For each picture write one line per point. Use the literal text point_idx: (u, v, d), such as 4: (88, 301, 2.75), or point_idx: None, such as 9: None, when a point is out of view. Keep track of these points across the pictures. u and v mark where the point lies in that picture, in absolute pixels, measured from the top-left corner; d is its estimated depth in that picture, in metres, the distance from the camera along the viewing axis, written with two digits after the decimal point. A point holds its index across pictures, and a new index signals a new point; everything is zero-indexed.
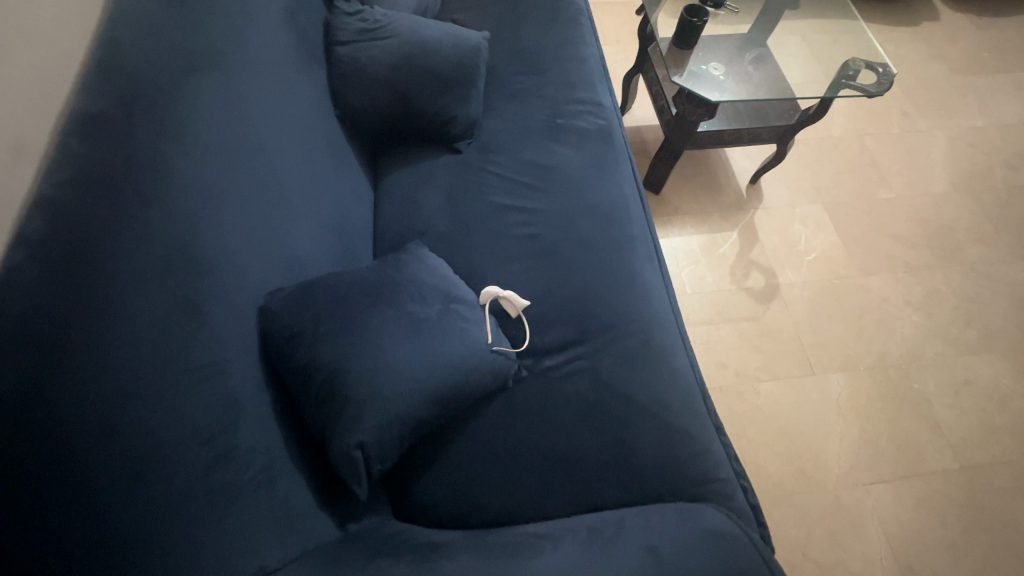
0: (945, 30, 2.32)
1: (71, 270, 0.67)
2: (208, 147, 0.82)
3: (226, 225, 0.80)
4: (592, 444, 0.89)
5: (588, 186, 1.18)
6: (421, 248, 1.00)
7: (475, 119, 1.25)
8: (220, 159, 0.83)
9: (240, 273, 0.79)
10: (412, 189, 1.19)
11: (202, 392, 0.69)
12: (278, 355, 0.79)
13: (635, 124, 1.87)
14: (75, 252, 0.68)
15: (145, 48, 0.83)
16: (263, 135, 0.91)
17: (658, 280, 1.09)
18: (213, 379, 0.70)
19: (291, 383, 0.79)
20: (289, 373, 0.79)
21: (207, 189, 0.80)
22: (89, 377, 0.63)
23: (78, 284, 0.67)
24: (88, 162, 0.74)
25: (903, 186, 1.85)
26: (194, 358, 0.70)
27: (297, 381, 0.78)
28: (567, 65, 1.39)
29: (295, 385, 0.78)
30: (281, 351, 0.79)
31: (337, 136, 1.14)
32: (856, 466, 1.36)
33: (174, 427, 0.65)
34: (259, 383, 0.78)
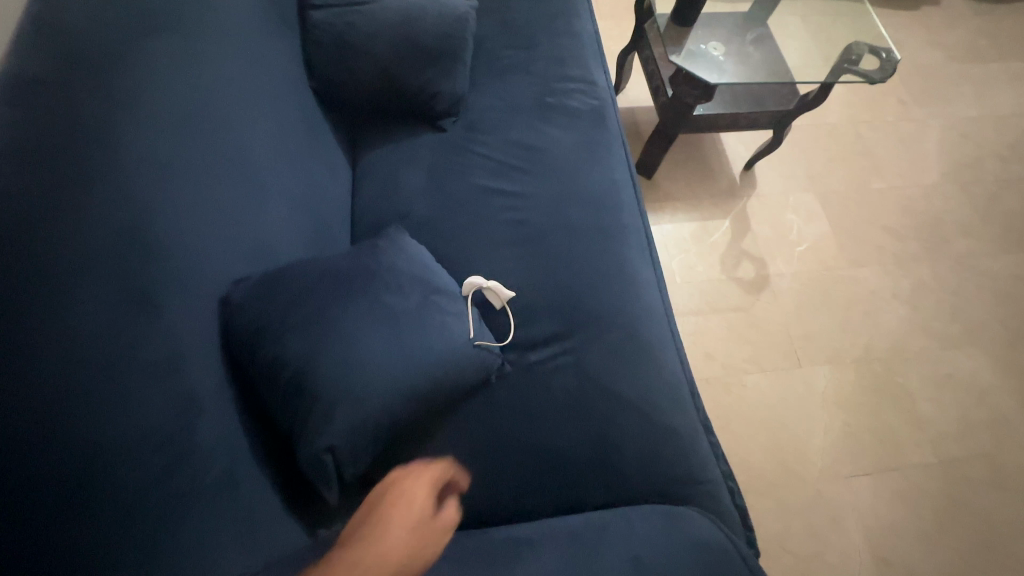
0: (945, 16, 2.27)
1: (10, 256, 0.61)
2: (164, 118, 0.74)
3: (186, 205, 0.73)
4: (576, 442, 0.85)
5: (579, 170, 1.12)
6: (401, 233, 0.94)
7: (461, 94, 1.17)
8: (179, 132, 0.75)
9: (200, 258, 0.72)
10: (392, 168, 1.12)
11: (156, 389, 0.63)
12: (241, 350, 0.73)
13: (629, 105, 1.80)
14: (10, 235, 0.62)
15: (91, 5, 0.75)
16: (227, 106, 0.83)
17: (649, 272, 1.04)
18: (171, 375, 0.64)
19: (255, 380, 0.73)
20: (253, 370, 0.73)
21: (161, 162, 0.72)
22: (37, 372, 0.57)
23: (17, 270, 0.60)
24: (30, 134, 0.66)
25: (895, 176, 1.83)
26: (148, 351, 0.63)
27: (261, 378, 0.72)
28: (559, 39, 1.31)
29: (259, 382, 0.73)
30: (244, 346, 0.73)
31: (310, 109, 1.06)
32: (838, 460, 1.37)
33: (127, 427, 0.60)
34: (220, 378, 0.72)
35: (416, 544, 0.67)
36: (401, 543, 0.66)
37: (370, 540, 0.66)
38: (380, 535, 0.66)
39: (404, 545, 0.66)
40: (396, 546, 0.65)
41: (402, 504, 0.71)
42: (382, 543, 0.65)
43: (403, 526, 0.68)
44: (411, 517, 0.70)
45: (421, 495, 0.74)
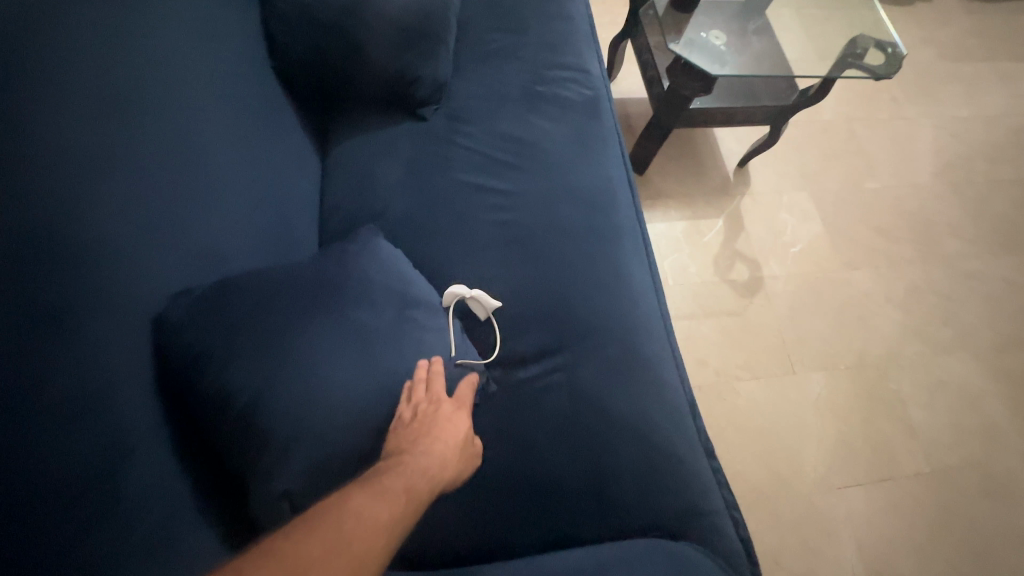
0: (936, 13, 2.24)
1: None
2: (86, 99, 0.62)
3: (113, 204, 0.61)
4: (569, 471, 0.77)
5: (572, 167, 1.03)
6: (376, 237, 0.84)
7: (443, 82, 1.06)
8: (104, 116, 0.63)
9: (130, 271, 0.61)
10: (367, 161, 1.01)
11: (72, 430, 0.51)
12: (179, 380, 0.62)
13: (620, 96, 1.71)
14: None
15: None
16: (168, 91, 0.72)
17: (648, 280, 0.97)
18: (92, 412, 0.53)
19: (196, 414, 0.62)
20: (195, 401, 0.62)
21: (83, 153, 0.60)
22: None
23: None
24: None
25: (888, 176, 1.79)
26: (63, 384, 0.52)
27: (204, 412, 0.61)
28: (550, 23, 1.21)
29: (203, 416, 0.62)
30: (182, 374, 0.62)
31: (272, 93, 0.94)
32: (831, 470, 1.33)
33: (30, 481, 0.48)
34: (156, 411, 0.60)
35: (460, 467, 0.67)
36: (451, 465, 0.65)
37: (428, 457, 0.62)
38: (437, 454, 0.63)
39: (452, 468, 0.65)
40: (448, 468, 0.64)
41: (450, 424, 0.68)
42: (439, 463, 0.63)
43: (454, 447, 0.66)
44: (460, 440, 0.67)
45: (463, 418, 0.70)
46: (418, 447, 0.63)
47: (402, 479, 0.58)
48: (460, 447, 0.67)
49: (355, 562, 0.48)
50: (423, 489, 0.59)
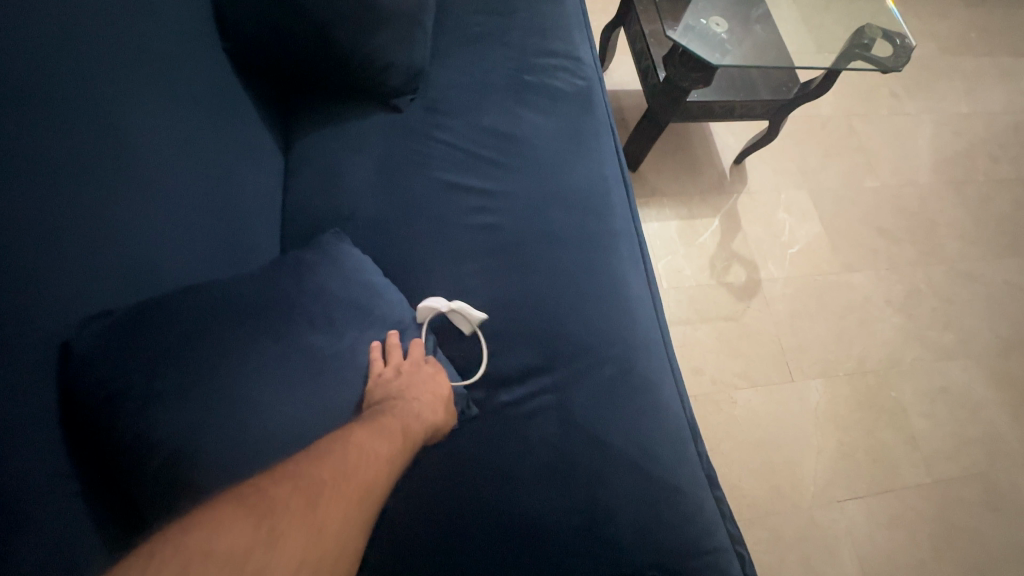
0: (936, 6, 2.18)
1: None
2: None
3: (8, 210, 0.49)
4: (561, 508, 0.69)
5: (562, 165, 0.94)
6: (341, 242, 0.75)
7: (420, 68, 0.97)
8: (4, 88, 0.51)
9: (26, 292, 0.49)
10: (334, 158, 0.91)
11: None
12: (93, 422, 0.52)
13: (613, 88, 1.62)
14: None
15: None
16: (91, 68, 0.60)
17: (644, 289, 0.89)
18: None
19: (112, 462, 0.52)
20: (111, 449, 0.52)
21: None
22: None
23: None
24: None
25: (889, 174, 1.73)
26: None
27: (121, 460, 0.51)
28: (539, 6, 1.12)
29: (122, 467, 0.51)
30: (96, 416, 0.52)
31: (223, 79, 0.83)
32: (832, 483, 1.27)
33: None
34: (59, 463, 0.49)
35: (446, 416, 0.67)
36: (439, 417, 0.66)
37: (419, 403, 0.63)
38: (426, 402, 0.64)
39: (440, 418, 0.66)
40: (437, 413, 0.65)
41: (437, 377, 0.68)
42: (430, 410, 0.64)
43: (442, 398, 0.67)
44: (447, 394, 0.67)
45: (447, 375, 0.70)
46: (408, 393, 0.63)
47: (397, 420, 0.59)
48: (446, 400, 0.67)
49: (362, 490, 0.50)
50: (416, 432, 0.61)
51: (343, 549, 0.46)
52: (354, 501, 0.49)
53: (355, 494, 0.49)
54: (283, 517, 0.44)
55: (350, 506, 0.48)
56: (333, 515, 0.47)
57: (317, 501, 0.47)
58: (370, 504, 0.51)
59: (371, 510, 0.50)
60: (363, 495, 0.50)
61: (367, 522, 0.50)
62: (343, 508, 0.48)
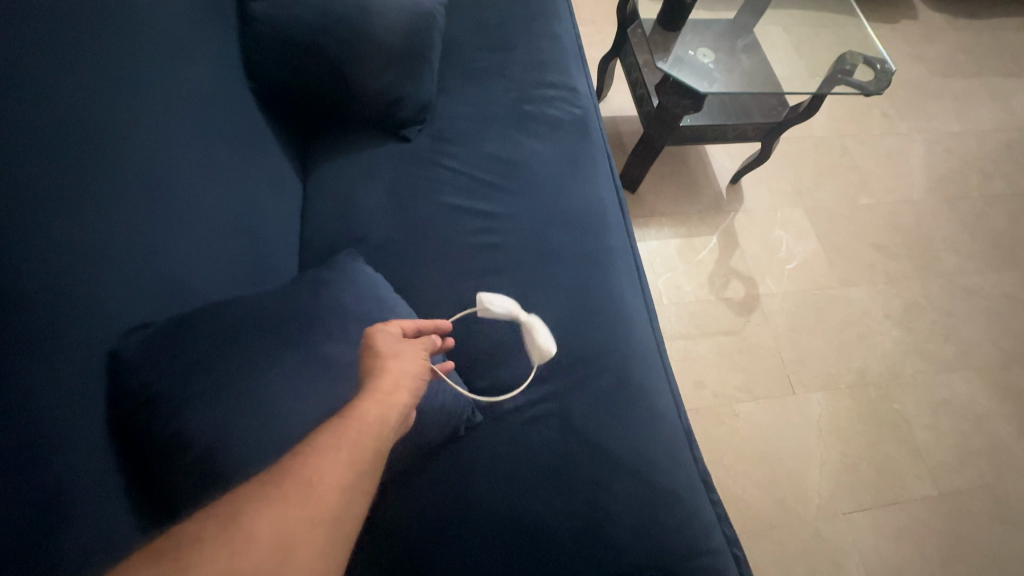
0: (924, 30, 2.26)
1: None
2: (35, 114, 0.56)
3: (62, 238, 0.56)
4: (562, 509, 0.73)
5: (560, 188, 1.01)
6: (355, 261, 0.81)
7: (428, 102, 1.04)
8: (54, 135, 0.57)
9: (79, 307, 0.55)
10: (347, 185, 0.98)
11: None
12: (132, 424, 0.57)
13: (611, 114, 1.70)
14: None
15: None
16: (134, 113, 0.68)
17: (639, 302, 0.94)
18: (22, 471, 0.46)
19: (150, 460, 0.57)
20: (148, 447, 0.57)
21: (27, 172, 0.54)
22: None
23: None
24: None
25: (883, 192, 1.78)
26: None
27: (159, 459, 0.57)
28: (538, 42, 1.20)
29: (158, 464, 0.57)
30: (135, 419, 0.57)
31: (249, 116, 0.91)
32: (837, 495, 1.28)
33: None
34: (104, 461, 0.54)
35: (409, 372, 0.60)
36: (410, 395, 0.58)
37: (372, 383, 0.57)
38: (382, 374, 0.58)
39: (401, 378, 0.59)
40: (398, 377, 0.58)
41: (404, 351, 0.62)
42: (386, 380, 0.57)
43: (391, 352, 0.61)
44: (386, 343, 0.62)
45: (421, 350, 0.65)
46: (375, 375, 0.58)
47: (351, 409, 0.54)
48: (418, 376, 0.61)
49: (304, 490, 0.46)
50: (376, 416, 0.54)
51: (292, 550, 0.43)
52: (297, 506, 0.45)
53: (292, 498, 0.45)
54: (202, 545, 0.42)
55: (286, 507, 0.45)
56: (264, 526, 0.43)
57: (239, 514, 0.44)
58: (318, 506, 0.46)
59: (315, 506, 0.46)
60: (305, 498, 0.46)
61: (318, 517, 0.45)
62: (280, 514, 0.44)
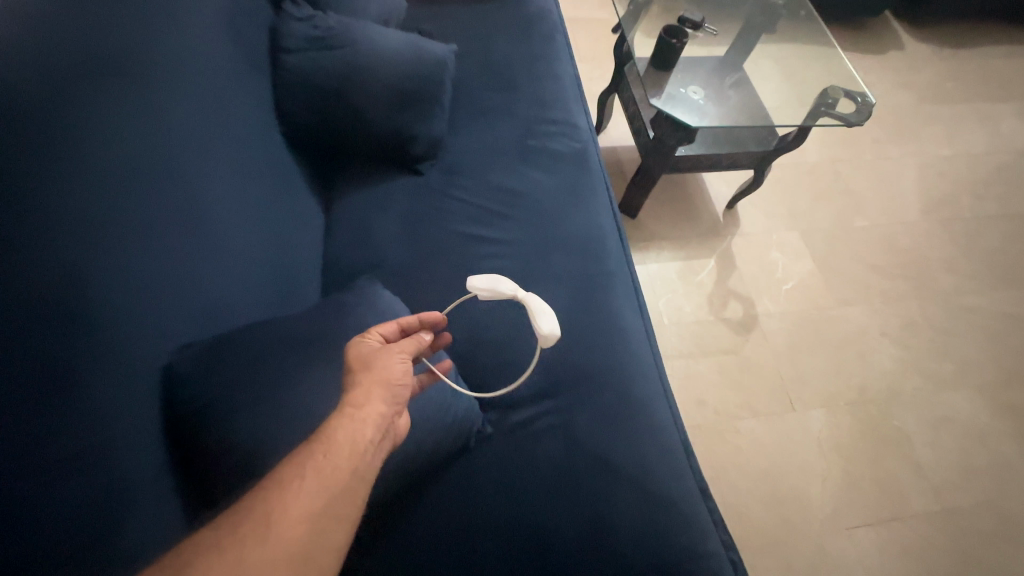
0: (911, 60, 2.36)
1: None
2: (107, 165, 0.65)
3: (131, 268, 0.63)
4: (566, 516, 0.78)
5: (561, 216, 1.09)
6: (375, 286, 0.89)
7: (439, 138, 1.14)
8: (121, 181, 0.66)
9: (143, 327, 0.63)
10: (365, 216, 1.07)
11: (68, 495, 0.51)
12: (183, 430, 0.65)
13: (611, 145, 1.80)
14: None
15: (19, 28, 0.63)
16: (188, 156, 0.76)
17: (637, 321, 1.00)
18: (81, 475, 0.53)
19: (199, 462, 0.65)
20: (196, 451, 0.65)
21: (103, 215, 0.62)
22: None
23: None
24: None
25: (876, 214, 1.84)
26: (57, 448, 0.52)
27: (207, 460, 0.64)
28: (540, 82, 1.30)
29: (204, 465, 0.64)
30: (186, 425, 0.65)
31: (280, 156, 1.00)
32: (839, 511, 1.30)
33: (10, 550, 0.46)
34: (161, 464, 0.62)
35: (384, 386, 0.62)
36: (385, 404, 0.61)
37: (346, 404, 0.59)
38: (358, 392, 0.61)
39: (376, 394, 0.61)
40: (372, 394, 0.61)
41: (384, 355, 0.65)
42: (360, 400, 0.60)
43: (368, 364, 0.64)
44: (363, 355, 0.65)
45: (401, 355, 0.67)
46: (349, 396, 0.60)
47: (322, 435, 0.56)
48: (393, 385, 0.63)
49: (269, 526, 0.49)
50: (344, 442, 0.56)
51: None
52: (261, 543, 0.48)
53: (257, 534, 0.48)
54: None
55: (252, 542, 0.48)
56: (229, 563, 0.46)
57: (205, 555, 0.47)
58: (282, 540, 0.49)
59: (279, 541, 0.48)
60: (268, 534, 0.49)
61: (283, 551, 0.48)
62: (245, 551, 0.47)
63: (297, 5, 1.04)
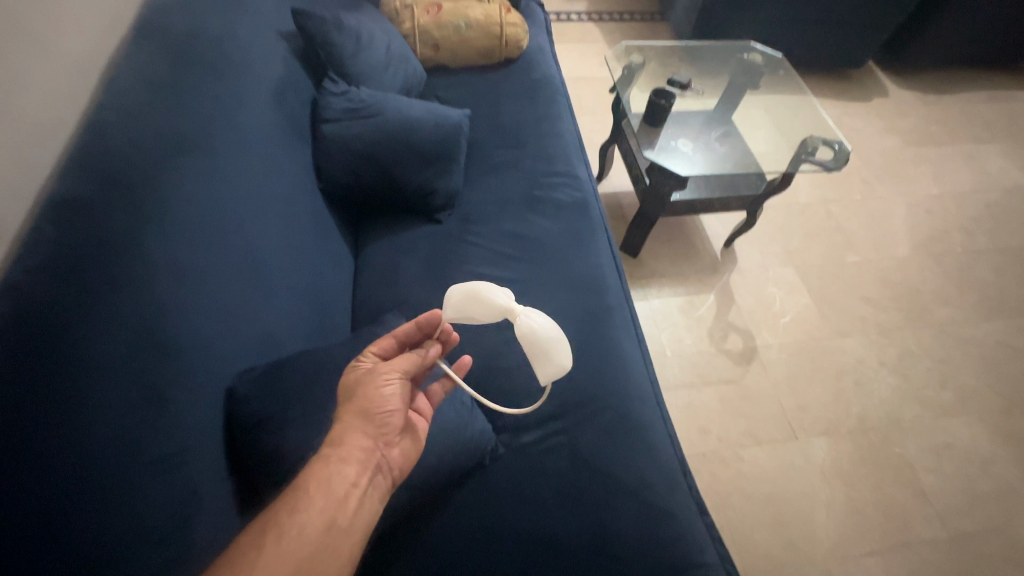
0: (895, 105, 2.52)
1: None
2: (187, 225, 0.78)
3: (206, 308, 0.77)
4: (572, 527, 0.86)
5: (566, 257, 1.21)
6: (401, 321, 1.00)
7: (456, 191, 1.29)
8: (198, 237, 0.80)
9: (211, 355, 0.75)
10: (391, 260, 1.20)
11: (154, 497, 0.62)
12: (242, 440, 0.77)
13: (612, 190, 1.95)
14: (12, 347, 0.58)
15: (123, 124, 0.80)
16: (249, 213, 0.91)
17: (636, 350, 1.10)
18: (166, 478, 0.64)
19: (254, 469, 0.77)
20: (253, 458, 0.77)
21: (186, 265, 0.76)
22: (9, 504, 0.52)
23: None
24: (37, 253, 0.64)
25: (868, 250, 1.94)
26: (149, 454, 0.63)
27: (261, 468, 0.76)
28: (545, 138, 1.46)
29: (260, 470, 0.76)
30: (243, 436, 0.77)
31: (319, 210, 1.15)
32: (845, 538, 1.33)
33: (118, 539, 0.58)
34: (220, 470, 0.74)
35: (367, 425, 0.69)
36: (364, 439, 0.68)
37: (328, 451, 0.66)
38: (340, 433, 0.67)
39: (357, 436, 0.68)
40: (352, 437, 0.67)
41: (366, 385, 0.71)
42: (341, 447, 0.66)
43: (351, 399, 0.70)
44: (349, 386, 0.72)
45: (387, 374, 0.72)
46: (333, 443, 0.67)
47: (301, 487, 0.63)
48: (375, 420, 0.69)
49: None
50: (318, 497, 0.62)
51: None
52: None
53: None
54: None
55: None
56: None
57: None
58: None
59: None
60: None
61: None
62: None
63: (335, 82, 1.23)
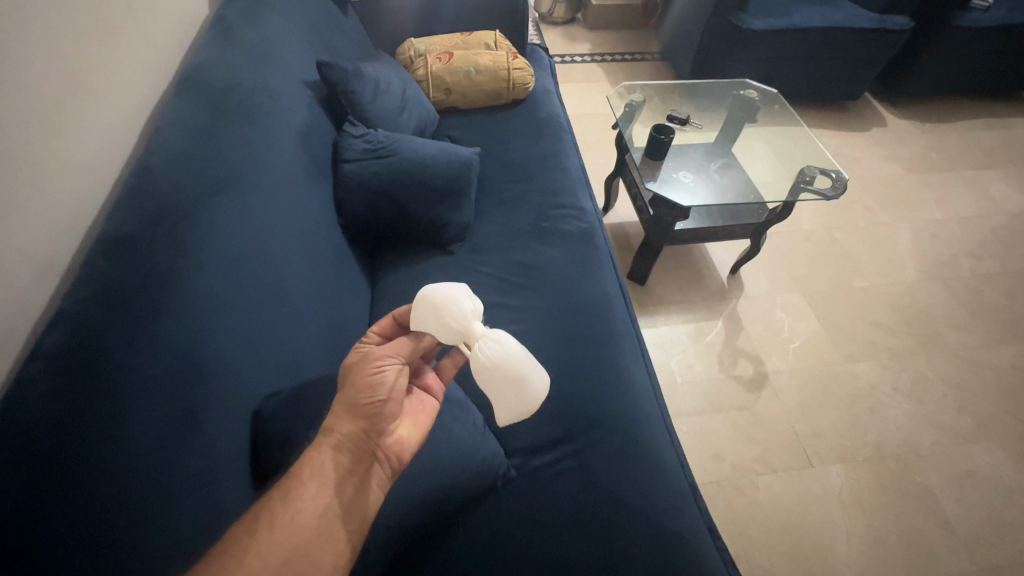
0: (894, 135, 2.58)
1: (55, 387, 0.63)
2: (220, 257, 0.84)
3: (237, 333, 0.81)
4: (582, 549, 0.86)
5: (573, 285, 1.25)
6: None
7: (467, 224, 1.36)
8: (230, 269, 0.85)
9: (241, 379, 0.79)
10: (406, 290, 1.26)
11: (185, 515, 0.65)
12: (268, 462, 0.80)
13: (619, 221, 2.01)
14: (69, 370, 0.64)
15: (166, 170, 0.88)
16: (275, 246, 0.97)
17: (644, 375, 1.12)
18: (196, 496, 0.67)
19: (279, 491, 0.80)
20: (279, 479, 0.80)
21: (219, 294, 0.81)
22: (56, 506, 0.57)
23: (55, 409, 0.61)
24: (91, 286, 0.72)
25: (876, 275, 1.95)
26: (182, 469, 0.67)
27: None
28: (552, 173, 1.54)
29: None
30: (270, 458, 0.80)
31: (339, 243, 1.22)
32: (868, 570, 1.29)
33: (151, 553, 0.61)
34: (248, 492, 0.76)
35: (359, 414, 0.70)
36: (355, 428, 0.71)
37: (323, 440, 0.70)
38: (333, 420, 0.71)
39: (350, 426, 0.71)
40: (345, 428, 0.71)
41: (360, 370, 0.72)
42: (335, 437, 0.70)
43: (345, 385, 0.73)
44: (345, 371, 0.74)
45: (380, 360, 0.72)
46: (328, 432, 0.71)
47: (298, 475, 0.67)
48: (366, 411, 0.71)
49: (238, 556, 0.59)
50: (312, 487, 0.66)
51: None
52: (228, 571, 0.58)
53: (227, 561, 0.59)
54: None
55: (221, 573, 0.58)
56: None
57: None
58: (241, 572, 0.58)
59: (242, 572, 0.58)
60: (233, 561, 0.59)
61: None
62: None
63: (354, 125, 1.32)
